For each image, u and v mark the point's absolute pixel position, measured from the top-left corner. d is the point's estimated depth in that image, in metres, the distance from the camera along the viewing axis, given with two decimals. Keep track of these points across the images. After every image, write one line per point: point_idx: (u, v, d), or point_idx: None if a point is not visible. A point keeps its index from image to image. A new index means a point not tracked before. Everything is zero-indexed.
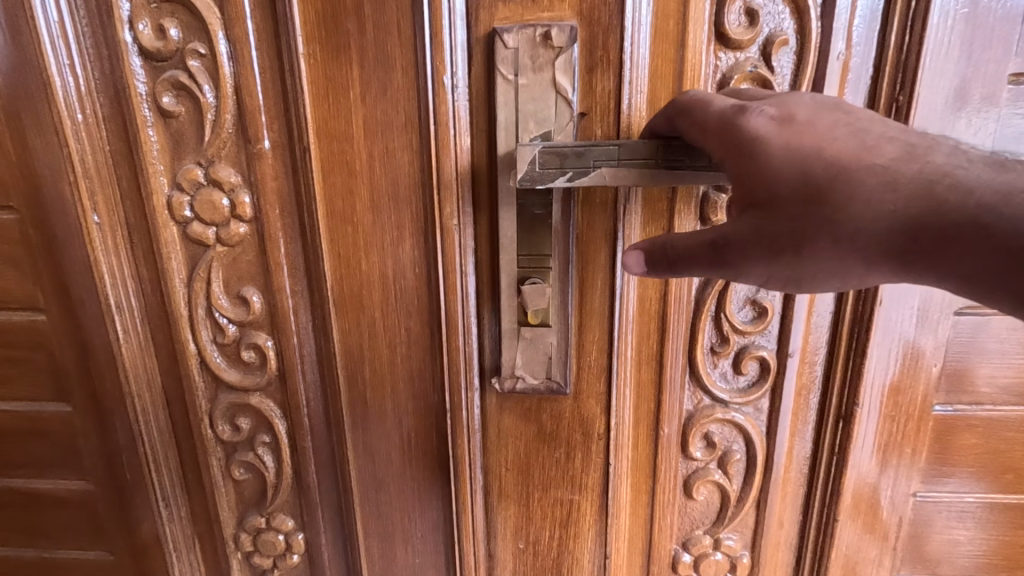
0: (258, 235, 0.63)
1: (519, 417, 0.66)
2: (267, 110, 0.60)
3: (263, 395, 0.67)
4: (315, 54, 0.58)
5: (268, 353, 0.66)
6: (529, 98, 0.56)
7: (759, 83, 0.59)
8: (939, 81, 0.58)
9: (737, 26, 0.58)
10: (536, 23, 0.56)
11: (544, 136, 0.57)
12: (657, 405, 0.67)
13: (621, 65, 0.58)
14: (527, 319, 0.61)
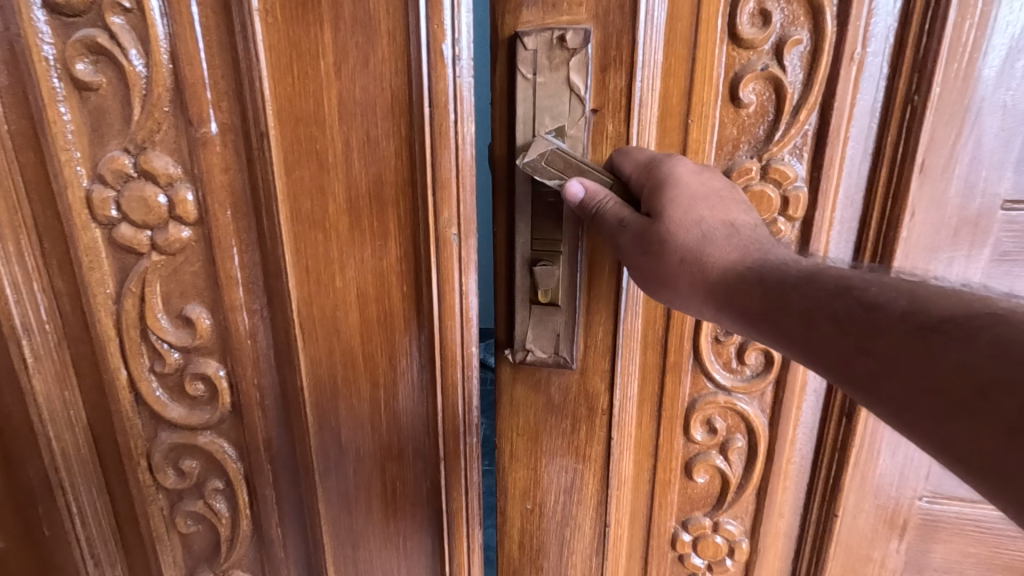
0: (205, 240, 0.53)
1: (529, 387, 0.65)
2: (215, 85, 0.50)
3: (214, 433, 0.59)
4: (274, 10, 0.48)
5: (218, 383, 0.57)
6: (547, 97, 0.54)
7: (770, 83, 0.54)
8: (959, 83, 0.53)
9: (750, 27, 0.53)
10: (555, 25, 0.54)
11: (558, 130, 0.55)
12: (661, 388, 0.63)
13: (635, 55, 0.53)
14: (536, 295, 0.59)
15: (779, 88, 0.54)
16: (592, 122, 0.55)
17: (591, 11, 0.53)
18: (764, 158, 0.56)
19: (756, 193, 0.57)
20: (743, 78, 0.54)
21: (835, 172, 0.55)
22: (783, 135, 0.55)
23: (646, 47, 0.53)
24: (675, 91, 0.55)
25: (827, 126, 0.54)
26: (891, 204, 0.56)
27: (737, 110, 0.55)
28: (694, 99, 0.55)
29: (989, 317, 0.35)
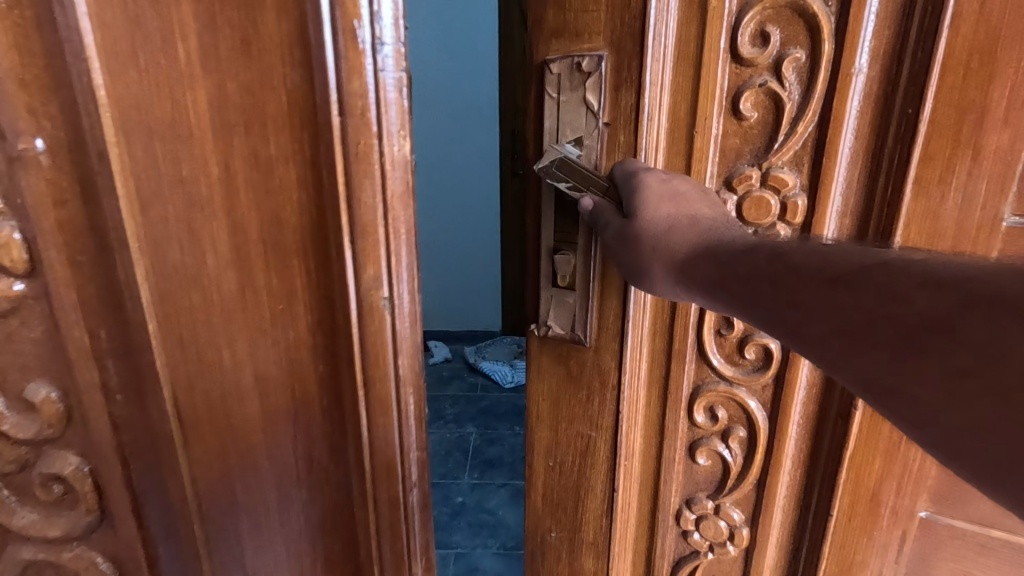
0: (38, 284, 0.59)
1: (553, 358, 0.66)
2: (49, 116, 0.54)
3: (81, 544, 0.69)
4: (111, 30, 0.51)
5: (72, 485, 0.66)
6: (568, 114, 0.56)
7: (770, 98, 0.52)
8: (956, 96, 0.48)
9: (750, 48, 0.52)
10: (574, 53, 0.55)
11: (577, 140, 0.57)
12: (666, 373, 0.65)
13: (642, 77, 0.53)
14: (557, 275, 0.61)
15: (776, 102, 0.52)
16: (606, 137, 0.56)
17: (605, 36, 0.54)
18: (762, 165, 0.54)
19: (753, 199, 0.55)
20: (745, 93, 0.53)
21: (830, 185, 0.52)
22: (782, 145, 0.53)
23: (654, 68, 0.54)
24: (682, 110, 0.55)
25: (826, 140, 0.52)
26: (885, 213, 0.52)
27: (740, 124, 0.54)
28: (698, 119, 0.55)
29: (875, 264, 0.37)
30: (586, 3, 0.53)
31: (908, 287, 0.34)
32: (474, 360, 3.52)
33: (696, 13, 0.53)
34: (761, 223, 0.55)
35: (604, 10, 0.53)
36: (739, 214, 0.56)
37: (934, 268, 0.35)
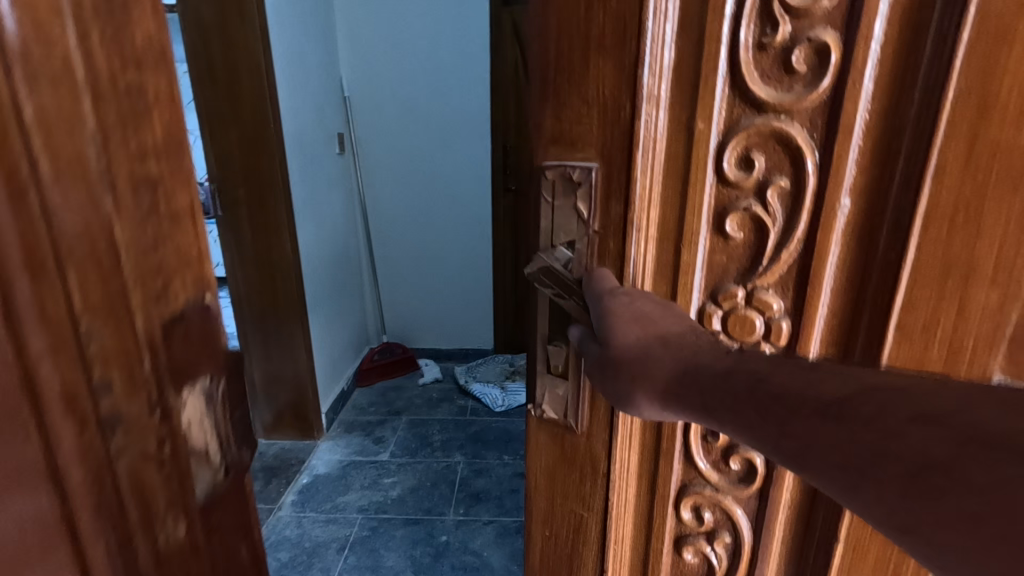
0: None
1: (550, 436, 0.76)
2: None
3: None
4: None
5: None
6: (562, 217, 0.63)
7: (754, 221, 0.58)
8: (940, 247, 0.51)
9: (734, 171, 0.58)
10: (568, 162, 0.61)
11: (570, 242, 0.64)
12: (654, 467, 0.74)
13: (633, 188, 0.59)
14: (551, 366, 0.72)
15: (762, 224, 0.58)
16: (595, 240, 0.63)
17: (598, 149, 0.60)
18: (749, 284, 0.60)
19: (739, 317, 0.61)
20: (729, 215, 0.59)
21: (816, 307, 0.57)
22: (766, 266, 0.59)
23: (644, 183, 0.59)
24: (671, 219, 0.61)
25: (810, 265, 0.57)
26: (870, 350, 0.57)
27: (726, 242, 0.60)
28: (685, 229, 0.61)
29: (859, 392, 0.43)
30: (581, 121, 0.60)
31: (898, 421, 0.40)
32: (467, 384, 3.59)
33: (682, 139, 0.58)
34: (747, 339, 0.61)
35: (597, 127, 0.59)
36: (727, 330, 0.62)
37: (923, 404, 0.39)
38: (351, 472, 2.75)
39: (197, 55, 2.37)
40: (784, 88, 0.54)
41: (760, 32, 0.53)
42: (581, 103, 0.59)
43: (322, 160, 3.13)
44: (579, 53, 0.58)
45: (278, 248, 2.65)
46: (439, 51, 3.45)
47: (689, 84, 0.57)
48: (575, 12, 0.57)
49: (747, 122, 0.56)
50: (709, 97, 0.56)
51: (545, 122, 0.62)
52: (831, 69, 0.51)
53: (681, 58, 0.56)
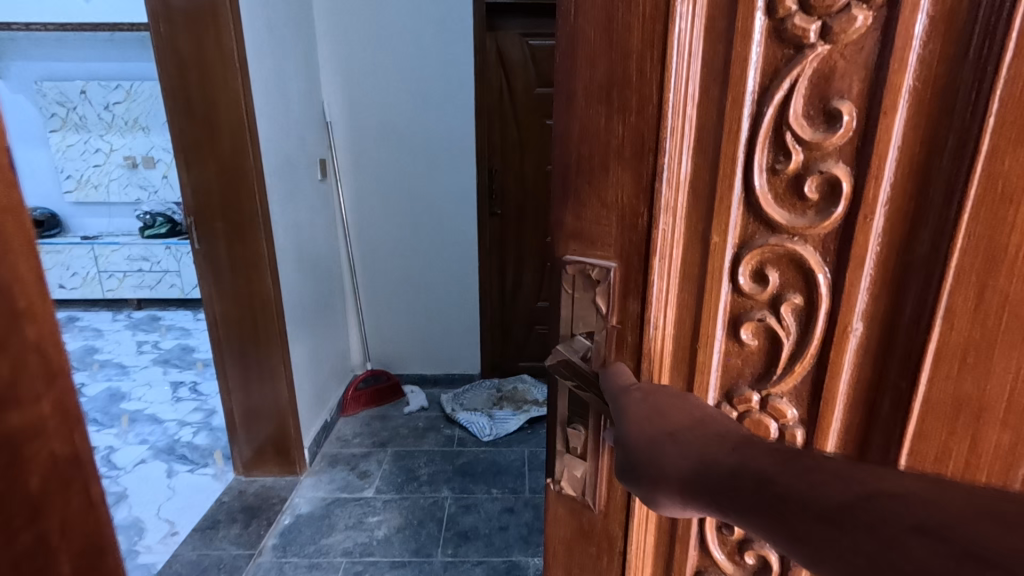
0: None
1: (568, 510, 0.78)
2: None
3: None
4: None
5: None
6: (582, 309, 0.66)
7: (768, 331, 0.61)
8: (949, 385, 0.53)
9: (749, 284, 0.61)
10: (586, 261, 0.64)
11: (590, 332, 0.67)
12: (668, 551, 0.75)
13: (649, 290, 0.62)
14: (570, 447, 0.74)
15: (775, 334, 0.61)
16: (613, 334, 0.65)
17: (616, 250, 0.63)
18: (764, 391, 0.63)
19: (757, 420, 0.64)
20: (745, 323, 0.62)
21: (830, 421, 0.60)
22: (780, 376, 0.62)
23: (660, 286, 0.62)
24: (689, 320, 0.64)
25: (822, 380, 0.59)
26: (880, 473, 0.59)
27: (741, 345, 0.63)
28: (700, 331, 0.64)
29: (860, 497, 0.41)
30: (600, 221, 0.63)
31: (901, 530, 0.37)
32: (454, 412, 3.55)
33: (702, 249, 0.61)
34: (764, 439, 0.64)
35: (615, 228, 0.63)
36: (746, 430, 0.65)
37: (927, 513, 0.37)
38: (335, 510, 2.67)
39: (173, 86, 2.32)
40: (798, 213, 0.57)
41: (775, 160, 0.56)
42: (598, 204, 0.63)
43: (305, 189, 3.07)
44: (597, 159, 0.62)
45: (259, 282, 2.58)
46: (422, 77, 3.43)
47: (704, 198, 0.60)
48: (595, 124, 0.61)
49: (763, 239, 0.59)
50: (723, 214, 0.59)
51: (564, 216, 0.66)
52: (845, 200, 0.54)
53: (697, 173, 0.60)
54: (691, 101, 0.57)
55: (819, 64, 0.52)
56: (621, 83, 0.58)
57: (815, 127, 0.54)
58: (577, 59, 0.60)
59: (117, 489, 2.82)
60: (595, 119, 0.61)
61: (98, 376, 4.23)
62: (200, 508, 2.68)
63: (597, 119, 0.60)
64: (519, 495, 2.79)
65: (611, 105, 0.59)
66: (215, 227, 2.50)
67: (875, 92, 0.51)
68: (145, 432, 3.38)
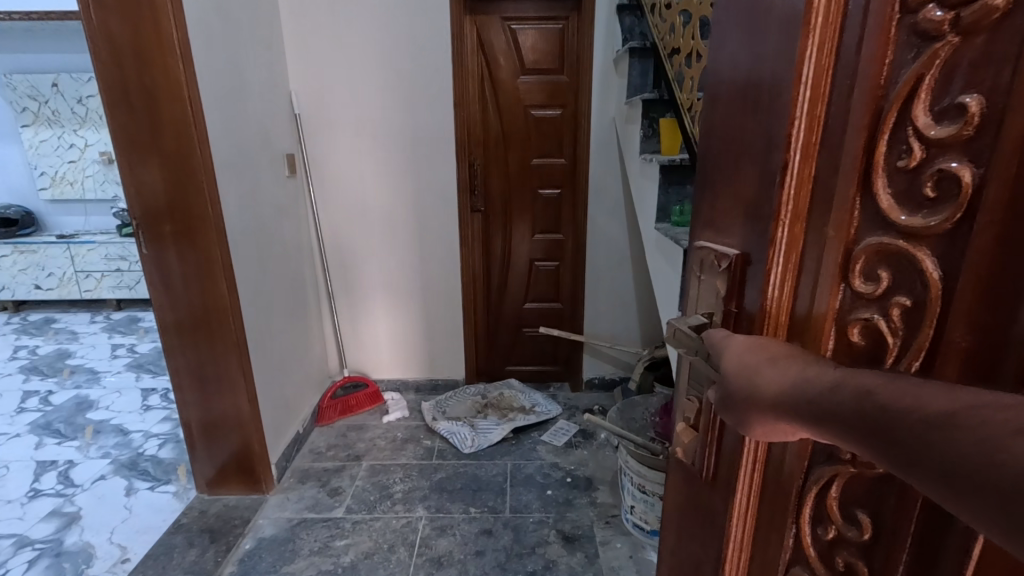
0: None
1: (684, 476, 0.77)
2: None
3: None
4: None
5: None
6: (706, 293, 0.65)
7: (872, 340, 0.46)
8: None
9: (862, 281, 0.47)
10: (715, 247, 0.63)
11: (711, 313, 0.65)
12: (757, 534, 0.64)
13: (762, 281, 0.55)
14: (686, 417, 0.74)
15: (881, 346, 0.46)
16: (729, 317, 0.61)
17: (739, 238, 0.59)
18: None
19: None
20: (851, 323, 0.48)
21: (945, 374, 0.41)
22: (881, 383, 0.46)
23: (775, 277, 0.54)
24: (805, 305, 0.52)
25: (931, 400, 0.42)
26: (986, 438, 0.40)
27: (846, 348, 0.49)
28: (812, 317, 0.51)
29: (965, 407, 0.34)
30: (730, 213, 0.61)
31: (1005, 434, 0.31)
32: (435, 421, 3.38)
33: (818, 240, 0.50)
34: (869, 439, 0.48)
35: (740, 223, 0.59)
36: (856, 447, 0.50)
37: None
38: (301, 533, 2.50)
39: (109, 77, 2.11)
40: (910, 213, 0.43)
41: (890, 159, 0.44)
42: (728, 198, 0.61)
43: (267, 185, 2.85)
44: (733, 154, 0.59)
45: (214, 289, 2.39)
46: (397, 65, 3.20)
47: (822, 208, 0.49)
48: (733, 121, 0.59)
49: (866, 238, 0.46)
50: (848, 224, 0.48)
51: (703, 206, 0.67)
52: (967, 191, 0.39)
53: (810, 165, 0.50)
54: (816, 100, 0.48)
55: (940, 62, 0.39)
56: (757, 80, 0.54)
57: (940, 122, 0.40)
58: (724, 54, 0.60)
59: (72, 509, 2.65)
60: (732, 115, 0.59)
61: (67, 382, 4.05)
62: (156, 531, 2.50)
63: (734, 112, 0.58)
64: (498, 516, 2.61)
65: (747, 104, 0.56)
66: (164, 231, 2.31)
67: (1005, 87, 0.36)
68: (109, 444, 3.20)
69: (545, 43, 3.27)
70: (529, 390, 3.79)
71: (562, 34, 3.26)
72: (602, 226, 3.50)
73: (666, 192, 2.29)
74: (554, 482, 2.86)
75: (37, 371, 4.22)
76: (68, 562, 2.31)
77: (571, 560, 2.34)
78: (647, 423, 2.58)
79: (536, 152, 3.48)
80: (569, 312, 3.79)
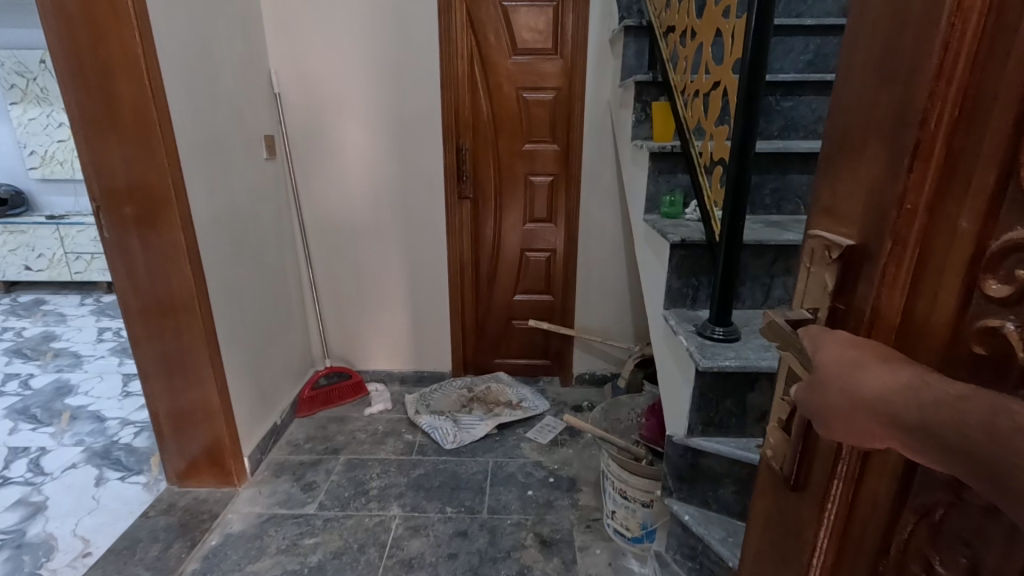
0: None
1: (772, 486, 0.70)
2: None
3: None
4: None
5: None
6: (813, 287, 0.59)
7: (1002, 352, 0.41)
8: None
9: (999, 284, 0.42)
10: (831, 238, 0.56)
11: (817, 309, 0.58)
12: (841, 555, 0.59)
13: (876, 271, 0.50)
14: (781, 419, 0.67)
15: (1011, 360, 0.41)
16: (836, 315, 0.55)
17: (859, 228, 0.53)
18: None
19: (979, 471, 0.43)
20: (977, 328, 0.43)
21: None
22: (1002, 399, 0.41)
23: (895, 270, 0.49)
24: (921, 309, 0.47)
25: None
26: None
27: (967, 358, 0.43)
28: (929, 322, 0.47)
29: None
30: (851, 197, 0.55)
31: None
32: (417, 415, 3.28)
33: (946, 233, 0.45)
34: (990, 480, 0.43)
35: (860, 208, 0.53)
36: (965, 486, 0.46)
37: None
38: (270, 529, 2.42)
39: (65, 50, 1.99)
40: None
41: None
42: (851, 180, 0.55)
43: (243, 167, 2.74)
44: (859, 131, 0.53)
45: (177, 275, 2.28)
46: (385, 44, 3.05)
47: (959, 188, 0.44)
48: (864, 98, 0.53)
49: (1007, 232, 0.41)
50: (986, 212, 0.42)
51: (823, 191, 0.60)
52: None
53: (952, 146, 0.44)
54: (960, 66, 0.42)
55: None
56: (898, 48, 0.48)
57: None
58: (862, 25, 0.54)
59: (38, 499, 2.58)
60: (865, 89, 0.53)
61: (49, 366, 3.99)
62: (122, 523, 2.43)
63: (866, 89, 0.52)
64: (475, 516, 2.51)
65: (884, 76, 0.50)
66: (125, 213, 2.19)
67: None
68: (83, 432, 3.12)
69: (539, 20, 3.09)
70: (518, 384, 3.67)
71: (555, 12, 3.08)
72: (595, 216, 3.37)
73: (655, 181, 2.15)
74: (535, 482, 2.75)
75: (21, 354, 4.17)
76: (28, 555, 2.24)
77: (547, 566, 2.24)
78: (632, 425, 2.47)
79: (525, 136, 3.31)
80: (560, 304, 3.64)
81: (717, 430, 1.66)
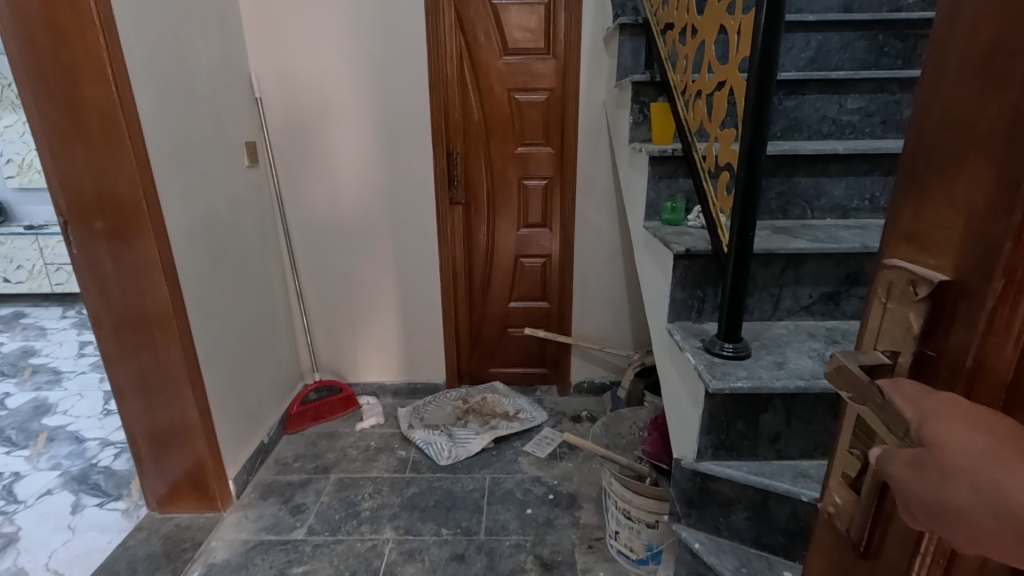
0: None
1: (833, 546, 0.61)
2: None
3: None
4: None
5: None
6: (890, 325, 0.50)
7: None
8: None
9: None
10: (914, 271, 0.47)
11: (895, 353, 0.49)
12: None
13: (985, 322, 0.41)
14: (848, 474, 0.57)
15: None
16: (924, 365, 0.46)
17: (956, 264, 0.43)
18: None
19: None
20: None
21: None
22: None
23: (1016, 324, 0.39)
24: None
25: None
26: None
27: None
28: None
29: None
30: (942, 224, 0.45)
31: None
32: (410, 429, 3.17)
33: None
34: None
35: (961, 243, 0.43)
36: None
37: None
38: (255, 558, 2.29)
39: (25, 55, 1.86)
40: None
41: None
42: (943, 206, 0.45)
43: (223, 175, 2.61)
44: (956, 148, 0.44)
45: (153, 291, 2.15)
46: (370, 44, 2.93)
47: None
48: (962, 109, 0.43)
49: None
50: None
51: (900, 214, 0.51)
52: None
53: None
54: None
55: None
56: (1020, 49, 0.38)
57: None
58: (959, 19, 0.44)
59: (10, 529, 2.45)
60: (966, 98, 0.43)
61: (27, 383, 3.84)
62: (97, 555, 2.30)
63: (966, 99, 0.43)
64: (473, 538, 2.40)
65: (996, 81, 0.40)
66: (95, 227, 2.06)
67: None
68: (61, 454, 2.99)
69: (530, 19, 2.99)
70: (514, 394, 3.56)
71: (546, 11, 2.98)
72: (590, 221, 3.27)
73: (654, 185, 2.05)
74: (534, 499, 2.64)
75: None
76: None
77: None
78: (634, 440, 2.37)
79: (518, 139, 3.20)
80: (556, 311, 3.53)
81: (727, 454, 1.55)
